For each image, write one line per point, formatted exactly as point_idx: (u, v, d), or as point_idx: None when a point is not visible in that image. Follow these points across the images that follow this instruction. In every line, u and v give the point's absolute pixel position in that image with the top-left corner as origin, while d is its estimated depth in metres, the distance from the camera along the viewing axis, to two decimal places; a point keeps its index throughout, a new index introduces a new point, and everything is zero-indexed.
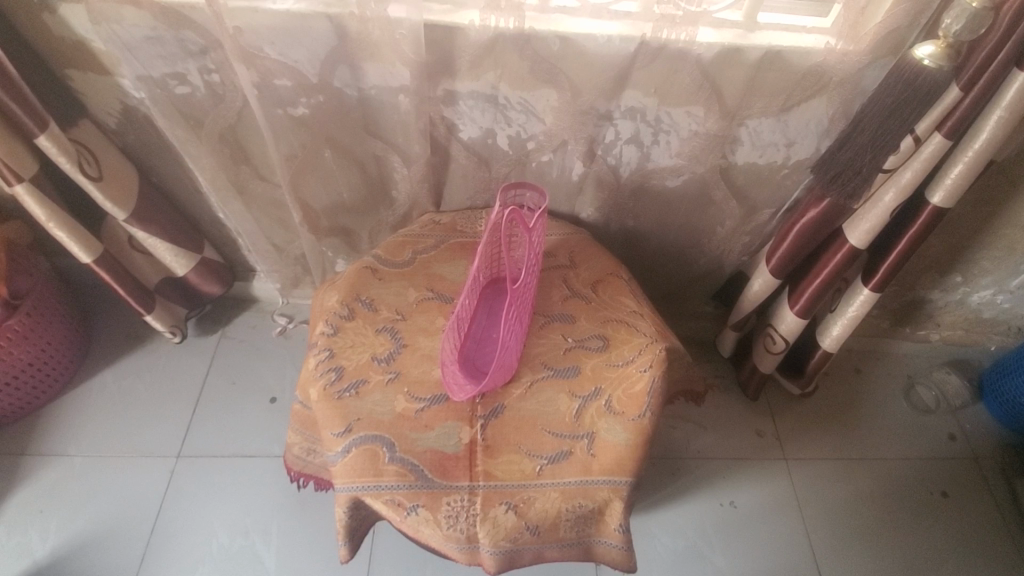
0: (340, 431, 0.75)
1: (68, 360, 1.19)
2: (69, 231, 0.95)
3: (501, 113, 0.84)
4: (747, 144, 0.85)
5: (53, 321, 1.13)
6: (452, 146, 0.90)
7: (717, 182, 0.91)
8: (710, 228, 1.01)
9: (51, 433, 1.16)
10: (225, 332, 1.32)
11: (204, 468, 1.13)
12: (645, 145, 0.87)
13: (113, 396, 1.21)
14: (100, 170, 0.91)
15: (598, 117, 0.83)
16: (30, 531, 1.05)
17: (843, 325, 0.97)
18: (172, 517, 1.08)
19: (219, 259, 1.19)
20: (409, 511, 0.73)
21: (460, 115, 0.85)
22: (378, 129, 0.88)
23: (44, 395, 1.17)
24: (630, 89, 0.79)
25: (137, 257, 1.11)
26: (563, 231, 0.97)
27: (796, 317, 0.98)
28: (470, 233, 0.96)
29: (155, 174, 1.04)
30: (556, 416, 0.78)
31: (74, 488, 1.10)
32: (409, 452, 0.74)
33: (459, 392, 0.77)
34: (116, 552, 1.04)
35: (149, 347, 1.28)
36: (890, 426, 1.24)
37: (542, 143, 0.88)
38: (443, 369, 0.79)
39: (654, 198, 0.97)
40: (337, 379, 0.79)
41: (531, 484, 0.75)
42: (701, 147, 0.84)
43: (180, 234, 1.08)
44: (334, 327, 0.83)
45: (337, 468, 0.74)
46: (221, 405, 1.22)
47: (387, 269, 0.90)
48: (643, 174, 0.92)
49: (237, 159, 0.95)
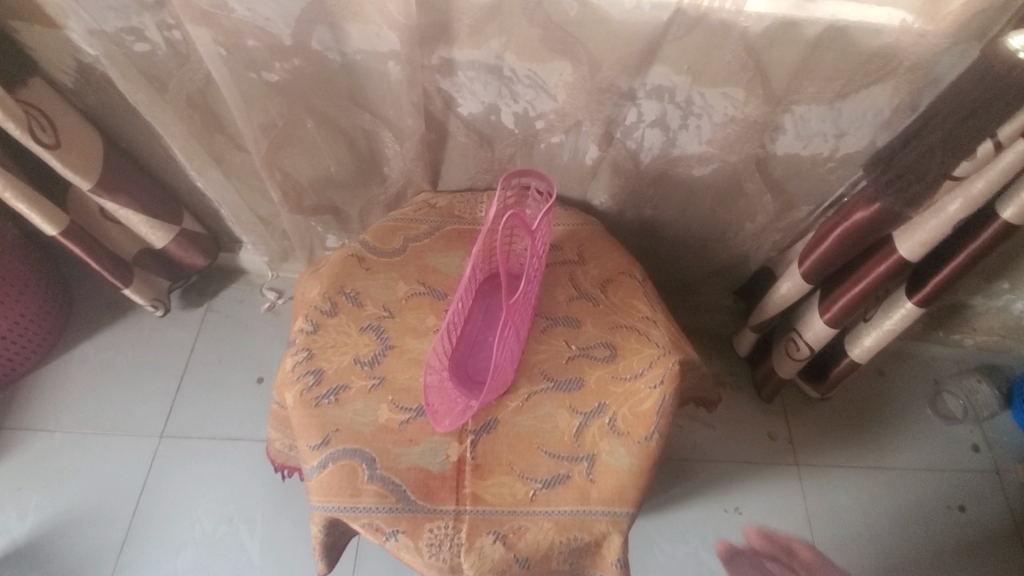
0: (317, 444, 0.68)
1: (44, 332, 1.13)
2: (29, 202, 0.86)
3: (507, 87, 0.72)
4: (789, 133, 0.74)
5: (24, 293, 1.06)
6: (450, 122, 0.80)
7: (750, 174, 0.80)
8: (737, 223, 0.90)
9: (29, 406, 1.11)
10: (211, 306, 1.25)
11: (188, 449, 1.10)
12: (671, 129, 0.75)
13: (94, 369, 1.16)
14: (56, 137, 0.82)
15: (619, 96, 0.71)
16: (8, 507, 1.02)
17: (877, 337, 0.88)
18: (154, 498, 1.05)
19: (201, 231, 1.11)
20: (388, 536, 0.66)
21: (459, 87, 0.73)
22: (366, 99, 0.78)
23: (22, 366, 1.12)
24: (659, 64, 0.67)
25: (111, 226, 1.03)
26: (572, 221, 0.87)
27: (825, 326, 0.89)
28: (468, 220, 0.86)
29: (123, 139, 0.94)
30: (555, 434, 0.71)
31: (55, 465, 1.07)
32: (391, 471, 0.67)
33: (444, 420, 0.70)
34: (98, 532, 1.02)
35: (131, 319, 1.22)
36: (913, 434, 1.17)
37: (553, 122, 0.77)
38: (426, 390, 0.71)
39: (677, 186, 0.86)
40: (316, 383, 0.72)
41: (523, 512, 0.67)
42: (737, 134, 0.73)
43: (156, 204, 1.00)
44: (314, 324, 0.76)
45: (313, 484, 0.67)
46: (207, 383, 1.17)
47: (376, 259, 0.82)
48: (668, 161, 0.81)
49: (210, 126, 0.85)
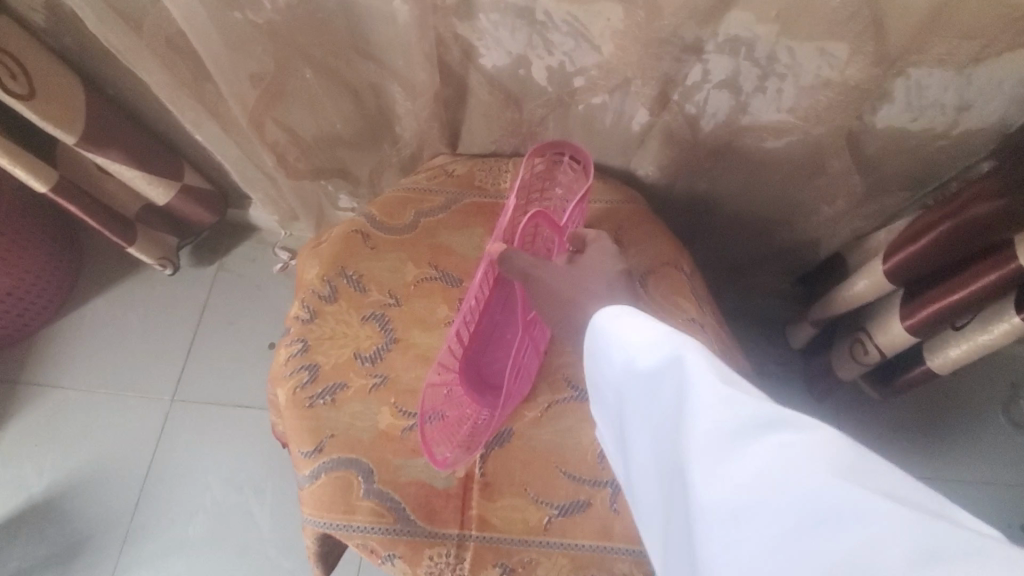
0: (310, 451, 0.62)
1: (54, 287, 1.08)
2: (11, 157, 0.79)
3: (539, 34, 0.58)
4: (898, 101, 0.58)
5: (27, 250, 0.99)
6: (470, 76, 0.66)
7: (837, 149, 0.65)
8: (811, 205, 0.76)
9: (43, 361, 1.09)
10: (223, 264, 1.18)
11: (200, 414, 1.07)
12: (744, 92, 0.60)
13: (106, 326, 1.12)
14: (30, 85, 0.72)
15: (682, 49, 0.56)
16: (26, 463, 1.02)
17: (966, 349, 0.74)
18: (166, 463, 1.03)
19: (205, 186, 1.02)
20: (384, 559, 0.60)
21: (481, 33, 0.60)
22: (371, 46, 0.65)
23: (34, 321, 1.08)
24: (738, 9, 0.51)
25: (108, 181, 0.95)
26: (611, 197, 0.74)
27: (904, 333, 0.75)
28: (489, 192, 0.74)
29: (111, 85, 0.84)
30: (576, 454, 0.62)
31: (70, 423, 1.05)
32: (390, 486, 0.60)
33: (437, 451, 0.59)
34: (112, 493, 1.01)
35: (141, 275, 1.16)
36: (982, 444, 1.04)
37: (595, 80, 0.63)
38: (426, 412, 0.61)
39: (742, 160, 0.71)
40: (311, 381, 0.65)
41: (535, 542, 0.59)
42: (829, 101, 0.58)
43: (153, 158, 0.91)
44: (311, 312, 0.68)
45: (305, 495, 0.61)
46: (218, 346, 1.12)
47: (382, 236, 0.72)
48: (733, 130, 0.66)
49: (198, 74, 0.74)
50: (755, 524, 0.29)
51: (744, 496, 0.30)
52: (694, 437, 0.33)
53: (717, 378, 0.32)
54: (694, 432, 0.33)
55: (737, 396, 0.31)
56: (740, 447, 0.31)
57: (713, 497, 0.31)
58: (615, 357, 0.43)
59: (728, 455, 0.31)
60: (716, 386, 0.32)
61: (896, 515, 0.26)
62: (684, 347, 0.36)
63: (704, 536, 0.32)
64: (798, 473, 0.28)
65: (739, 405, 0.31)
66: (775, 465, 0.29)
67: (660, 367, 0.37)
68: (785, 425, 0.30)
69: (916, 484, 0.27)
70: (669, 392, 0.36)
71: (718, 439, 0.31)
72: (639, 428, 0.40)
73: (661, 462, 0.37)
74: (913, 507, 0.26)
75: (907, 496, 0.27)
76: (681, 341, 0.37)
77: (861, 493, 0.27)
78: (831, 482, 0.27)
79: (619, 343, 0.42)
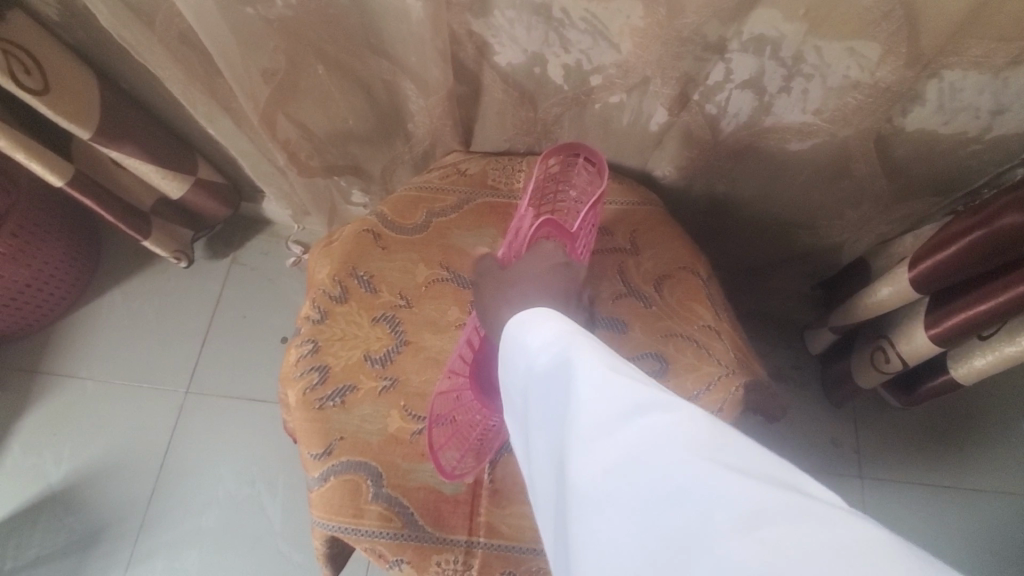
0: (320, 454, 0.62)
1: (72, 279, 1.09)
2: (28, 151, 0.79)
3: (556, 32, 0.57)
4: (932, 104, 0.55)
5: (46, 243, 1.00)
6: (484, 73, 0.65)
7: (864, 153, 0.62)
8: (835, 209, 0.73)
9: (61, 352, 1.11)
10: (236, 257, 1.18)
11: (214, 406, 1.08)
12: (768, 92, 0.58)
13: (122, 318, 1.14)
14: (44, 80, 0.72)
15: (704, 48, 0.54)
16: (44, 452, 1.04)
17: (994, 360, 0.72)
18: (181, 454, 1.05)
19: (219, 180, 1.02)
20: (392, 564, 0.59)
21: (496, 31, 0.58)
22: (383, 43, 0.63)
23: (53, 312, 1.10)
24: (764, 6, 0.49)
25: (124, 175, 0.95)
26: (627, 198, 0.72)
27: (929, 342, 0.73)
28: (503, 192, 0.73)
29: (125, 79, 0.83)
30: None
31: (87, 413, 1.07)
32: (399, 490, 0.60)
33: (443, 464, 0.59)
34: (128, 483, 1.03)
35: (156, 268, 1.17)
36: (1007, 454, 1.01)
37: (613, 79, 0.61)
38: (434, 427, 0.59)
39: (764, 162, 0.68)
40: (321, 382, 0.64)
41: (544, 551, 0.58)
42: (858, 102, 0.55)
43: (167, 153, 0.90)
44: (321, 313, 0.67)
45: (314, 497, 0.61)
46: (232, 339, 1.13)
47: (393, 236, 0.71)
48: (755, 131, 0.64)
49: (210, 69, 0.73)
50: (618, 510, 0.27)
51: (610, 482, 0.28)
52: (572, 422, 0.31)
53: (602, 364, 0.31)
54: (573, 420, 0.31)
55: (614, 379, 0.30)
56: (611, 431, 0.29)
57: (582, 486, 0.29)
58: (515, 359, 0.40)
59: (600, 438, 0.29)
60: (598, 370, 0.31)
61: (748, 490, 0.25)
62: (574, 338, 0.35)
63: (572, 531, 0.29)
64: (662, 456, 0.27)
65: (618, 388, 0.30)
66: (642, 446, 0.28)
67: (552, 359, 0.35)
68: (658, 406, 0.29)
69: (775, 462, 0.27)
70: (558, 386, 0.34)
71: (592, 420, 0.30)
72: (529, 427, 0.38)
73: (543, 458, 0.35)
74: (766, 482, 0.25)
75: (765, 470, 0.26)
76: (572, 334, 0.35)
77: (719, 469, 0.26)
78: (694, 460, 0.26)
79: (515, 337, 0.40)
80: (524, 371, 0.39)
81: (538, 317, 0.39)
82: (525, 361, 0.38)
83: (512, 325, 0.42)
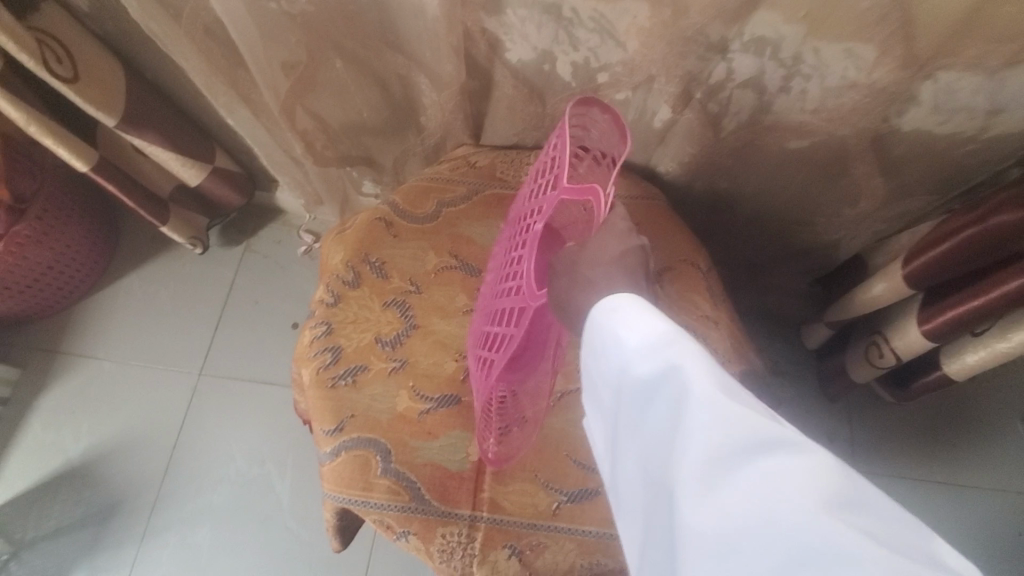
0: (331, 430, 0.64)
1: (91, 263, 1.13)
2: (56, 137, 0.82)
3: (566, 31, 0.59)
4: (927, 105, 0.57)
5: (68, 227, 1.03)
6: (496, 69, 0.67)
7: (861, 151, 0.65)
8: (834, 206, 0.75)
9: (79, 333, 1.14)
10: (249, 245, 1.22)
11: (226, 388, 1.11)
12: (768, 91, 0.60)
13: (138, 301, 1.17)
14: (74, 69, 0.75)
15: (708, 48, 0.56)
16: (63, 429, 1.08)
17: (985, 356, 0.74)
18: (194, 434, 1.08)
19: (235, 169, 1.05)
20: (399, 536, 0.62)
21: (508, 28, 0.61)
22: (400, 38, 0.66)
23: (72, 294, 1.13)
24: (765, 9, 0.51)
25: (144, 162, 0.99)
26: (632, 192, 0.74)
27: (922, 337, 0.75)
28: (511, 184, 0.75)
29: (149, 69, 0.86)
30: (586, 443, 0.64)
31: (104, 392, 1.11)
32: (406, 466, 0.63)
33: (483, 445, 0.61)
34: (143, 460, 1.06)
35: (172, 253, 1.20)
36: (1000, 452, 1.03)
37: (619, 77, 0.63)
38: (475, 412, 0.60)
39: (765, 159, 0.71)
40: (334, 362, 0.67)
41: (544, 527, 0.61)
42: (854, 102, 0.57)
43: (187, 141, 0.93)
44: (335, 296, 0.70)
45: (325, 470, 0.64)
46: (244, 325, 1.16)
47: (405, 225, 0.73)
48: (756, 129, 0.66)
49: (231, 61, 0.76)
50: (734, 549, 0.30)
51: (726, 520, 0.30)
52: (684, 449, 0.33)
53: (723, 398, 0.32)
54: (688, 449, 0.32)
55: (737, 417, 0.31)
56: (730, 473, 0.31)
57: (693, 516, 0.31)
58: (608, 355, 0.40)
59: (717, 479, 0.31)
60: (713, 402, 0.32)
61: (876, 557, 0.27)
62: (679, 349, 0.35)
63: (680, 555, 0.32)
64: (785, 508, 0.29)
65: (744, 430, 0.31)
66: (762, 490, 0.30)
67: (659, 373, 0.36)
68: (784, 451, 0.30)
69: (897, 523, 0.29)
70: (665, 403, 0.35)
71: (708, 460, 0.32)
72: (620, 428, 0.41)
73: (637, 466, 0.38)
74: (892, 549, 0.27)
75: (886, 534, 0.28)
76: (681, 344, 0.36)
77: (849, 531, 0.28)
78: (824, 521, 0.28)
79: (605, 331, 0.41)
80: (618, 372, 0.40)
81: (638, 316, 0.39)
82: (620, 363, 0.40)
83: (597, 315, 0.42)
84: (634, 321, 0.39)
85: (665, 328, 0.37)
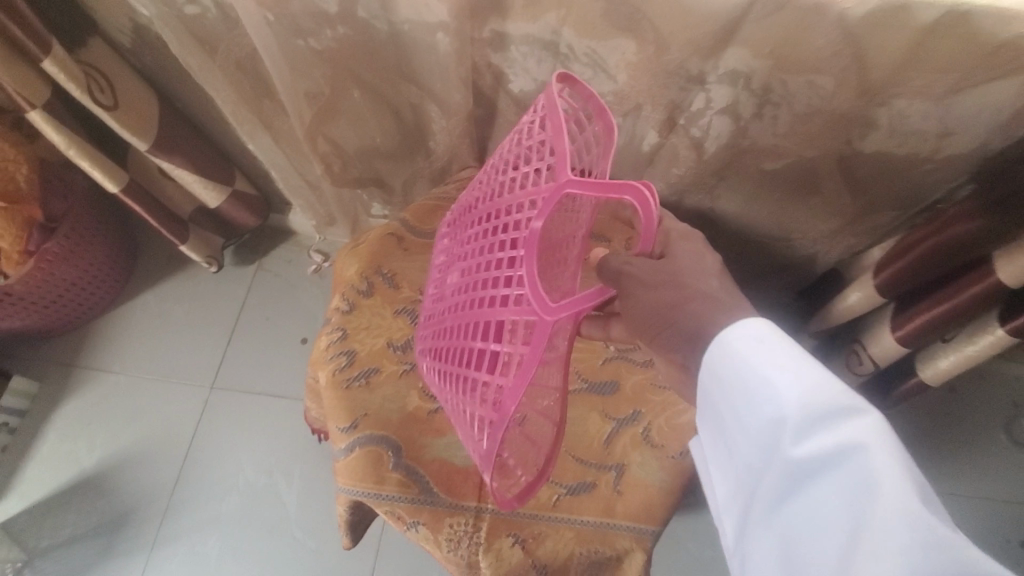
0: (346, 427, 0.69)
1: (111, 280, 1.18)
2: (92, 160, 0.89)
3: (562, 65, 0.67)
4: (884, 129, 0.64)
5: (92, 245, 1.09)
6: (500, 98, 0.75)
7: (829, 171, 0.71)
8: (809, 223, 0.82)
9: (96, 348, 1.19)
10: (261, 264, 1.27)
11: (237, 401, 1.15)
12: (744, 118, 0.67)
13: (153, 318, 1.22)
14: (114, 98, 0.82)
15: (688, 79, 0.64)
16: (78, 440, 1.11)
17: (956, 360, 0.79)
18: (204, 445, 1.12)
19: (252, 193, 1.12)
20: (409, 526, 0.66)
21: (511, 62, 0.69)
22: (413, 72, 0.73)
23: (91, 310, 1.18)
24: (736, 46, 0.59)
25: (168, 185, 1.05)
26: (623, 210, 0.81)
27: (895, 343, 0.80)
28: None
29: (179, 99, 0.94)
30: (584, 439, 0.69)
31: (118, 405, 1.15)
32: (416, 461, 0.67)
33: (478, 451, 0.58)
34: (154, 471, 1.09)
35: (187, 272, 1.26)
36: (981, 459, 1.07)
37: (611, 105, 0.70)
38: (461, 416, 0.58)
39: (745, 179, 0.77)
40: (348, 365, 0.72)
41: (545, 517, 0.65)
42: (819, 126, 0.65)
43: (211, 165, 1.00)
44: (350, 304, 0.75)
45: (340, 465, 0.68)
46: (255, 340, 1.21)
47: (414, 240, 0.80)
48: (735, 152, 0.73)
49: (258, 92, 0.83)
50: None
51: None
52: (863, 536, 0.37)
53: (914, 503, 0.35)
54: (869, 538, 0.36)
55: (921, 521, 0.35)
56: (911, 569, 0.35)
57: None
58: (760, 410, 0.43)
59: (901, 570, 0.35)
60: (906, 501, 0.36)
61: None
62: (861, 427, 0.38)
63: None
64: None
65: (931, 533, 0.35)
66: None
67: (832, 451, 0.39)
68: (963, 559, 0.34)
69: None
70: (839, 482, 0.39)
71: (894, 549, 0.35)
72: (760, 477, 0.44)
73: (783, 514, 0.42)
74: None
75: None
76: (865, 434, 0.38)
77: None
78: None
79: (757, 386, 0.43)
80: (774, 422, 0.42)
81: (803, 382, 0.41)
82: (774, 419, 0.42)
83: (746, 361, 0.44)
84: (798, 388, 0.41)
85: (840, 405, 0.40)
